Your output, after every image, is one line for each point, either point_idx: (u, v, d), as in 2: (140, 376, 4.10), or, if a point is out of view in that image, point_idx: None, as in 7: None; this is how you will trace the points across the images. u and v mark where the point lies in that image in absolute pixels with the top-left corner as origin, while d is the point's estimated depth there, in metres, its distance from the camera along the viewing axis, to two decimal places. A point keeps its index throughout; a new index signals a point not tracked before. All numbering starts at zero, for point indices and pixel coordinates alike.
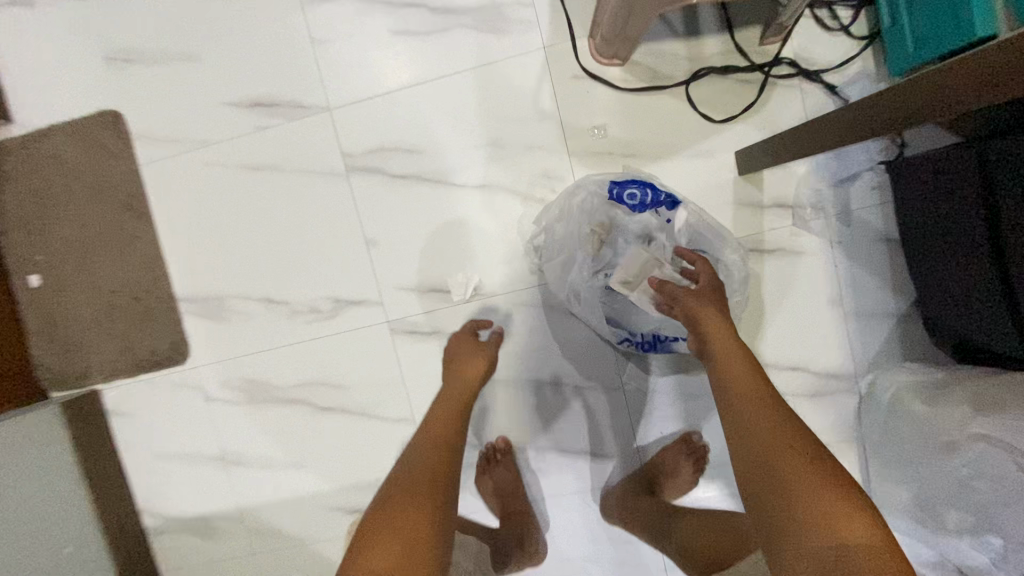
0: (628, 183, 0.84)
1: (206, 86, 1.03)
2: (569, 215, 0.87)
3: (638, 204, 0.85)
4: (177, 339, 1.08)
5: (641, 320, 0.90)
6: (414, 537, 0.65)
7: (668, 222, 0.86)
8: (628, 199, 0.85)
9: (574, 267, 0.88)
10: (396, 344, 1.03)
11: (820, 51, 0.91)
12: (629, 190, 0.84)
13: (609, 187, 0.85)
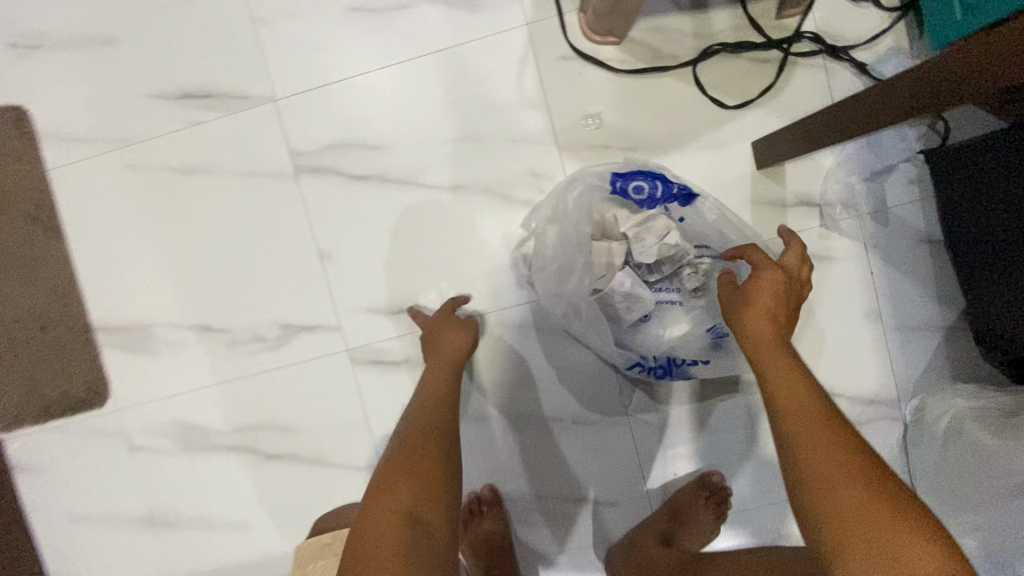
0: (634, 174, 0.71)
1: (127, 75, 0.87)
2: (561, 216, 0.74)
3: (647, 198, 0.73)
4: (94, 377, 0.90)
5: (651, 340, 0.75)
6: (426, 486, 0.54)
7: (679, 221, 0.74)
8: (635, 192, 0.72)
9: (573, 275, 0.73)
10: (358, 376, 0.86)
11: (845, 25, 0.79)
12: (635, 182, 0.71)
13: (611, 179, 0.72)
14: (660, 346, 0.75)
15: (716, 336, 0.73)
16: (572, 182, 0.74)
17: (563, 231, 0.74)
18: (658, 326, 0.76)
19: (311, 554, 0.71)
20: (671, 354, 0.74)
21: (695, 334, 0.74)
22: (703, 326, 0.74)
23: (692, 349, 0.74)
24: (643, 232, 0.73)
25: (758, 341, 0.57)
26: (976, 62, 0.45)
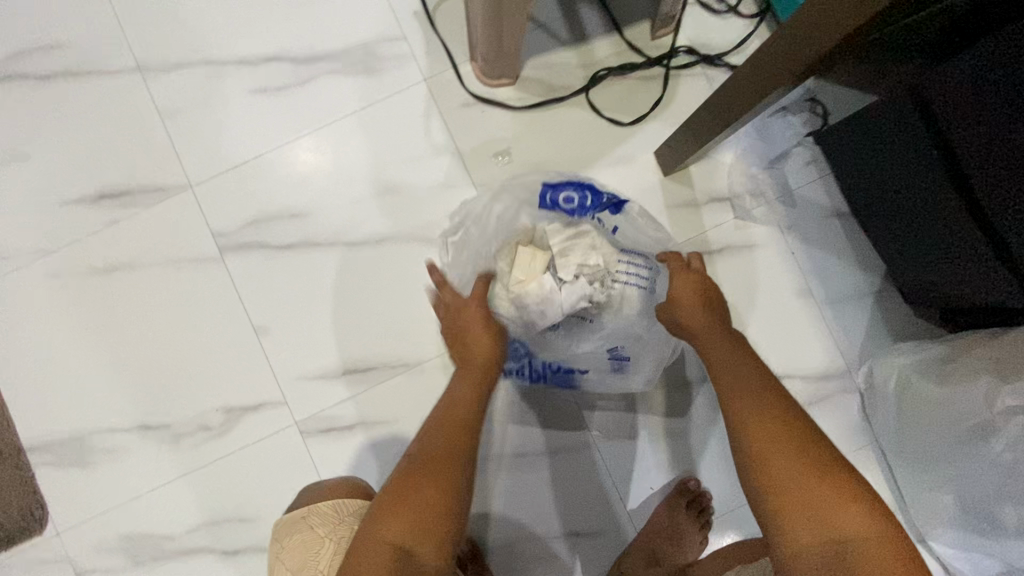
0: (563, 185, 0.70)
1: (39, 187, 0.87)
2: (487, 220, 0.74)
3: (577, 207, 0.71)
4: (26, 504, 0.83)
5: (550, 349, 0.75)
6: (424, 517, 0.50)
7: (612, 231, 0.74)
8: (564, 202, 0.71)
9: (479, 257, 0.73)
10: (312, 447, 0.83)
11: (714, 35, 0.86)
12: (564, 193, 0.70)
13: (541, 189, 0.70)
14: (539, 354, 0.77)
15: (614, 356, 0.76)
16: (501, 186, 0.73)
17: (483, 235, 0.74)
18: (563, 337, 0.74)
19: (285, 531, 0.66)
20: (550, 363, 0.77)
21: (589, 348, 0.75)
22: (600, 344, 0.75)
23: (577, 362, 0.77)
24: (568, 248, 0.69)
25: (705, 336, 0.64)
26: (823, 17, 0.50)
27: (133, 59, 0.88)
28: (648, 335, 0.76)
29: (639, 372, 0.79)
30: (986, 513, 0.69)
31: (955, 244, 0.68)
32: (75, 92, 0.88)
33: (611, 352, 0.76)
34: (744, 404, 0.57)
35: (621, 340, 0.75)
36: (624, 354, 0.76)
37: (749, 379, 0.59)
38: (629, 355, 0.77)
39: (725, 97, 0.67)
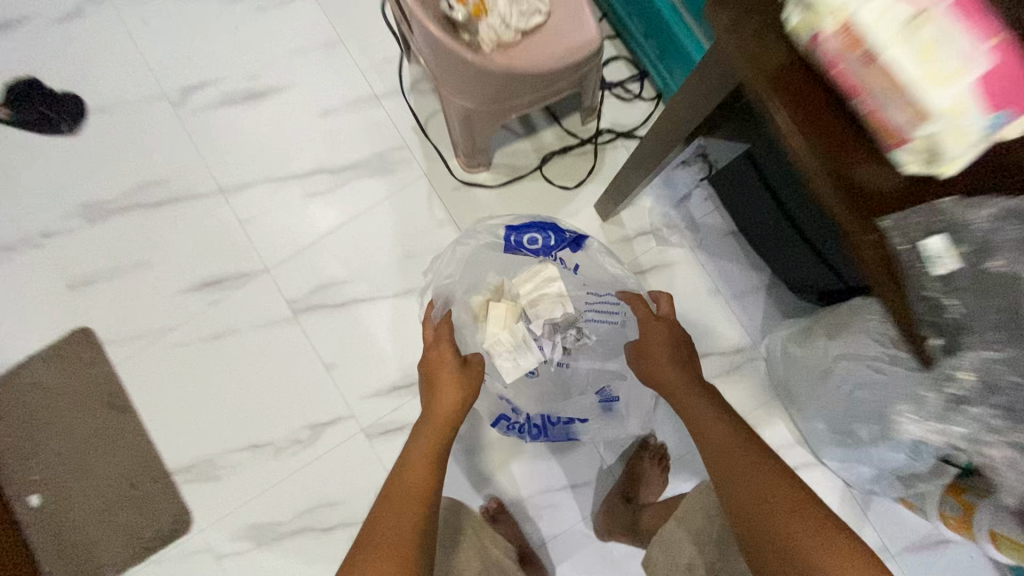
0: (526, 229, 0.92)
1: (159, 283, 1.22)
2: (465, 260, 0.95)
3: (539, 245, 0.92)
4: (177, 511, 1.17)
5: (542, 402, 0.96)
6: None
7: (574, 268, 0.94)
8: (529, 241, 0.92)
9: (457, 304, 0.93)
10: (376, 446, 1.16)
11: (627, 116, 1.19)
12: (527, 234, 0.92)
13: (507, 233, 0.93)
14: (542, 408, 0.96)
15: (601, 398, 0.97)
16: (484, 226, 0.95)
17: (466, 279, 0.95)
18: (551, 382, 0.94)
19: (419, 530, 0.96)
20: (554, 415, 0.96)
21: (586, 386, 0.96)
22: (591, 383, 0.96)
23: (576, 411, 0.97)
24: (537, 298, 0.90)
25: (652, 357, 0.83)
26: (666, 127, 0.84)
27: (216, 183, 1.23)
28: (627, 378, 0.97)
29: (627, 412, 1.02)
30: (847, 430, 1.00)
31: (789, 246, 1.00)
32: (177, 213, 1.23)
33: (601, 393, 0.96)
34: (691, 409, 0.76)
35: (605, 380, 0.96)
36: (613, 394, 0.97)
37: (687, 388, 0.78)
38: (617, 396, 0.97)
39: (630, 170, 1.01)
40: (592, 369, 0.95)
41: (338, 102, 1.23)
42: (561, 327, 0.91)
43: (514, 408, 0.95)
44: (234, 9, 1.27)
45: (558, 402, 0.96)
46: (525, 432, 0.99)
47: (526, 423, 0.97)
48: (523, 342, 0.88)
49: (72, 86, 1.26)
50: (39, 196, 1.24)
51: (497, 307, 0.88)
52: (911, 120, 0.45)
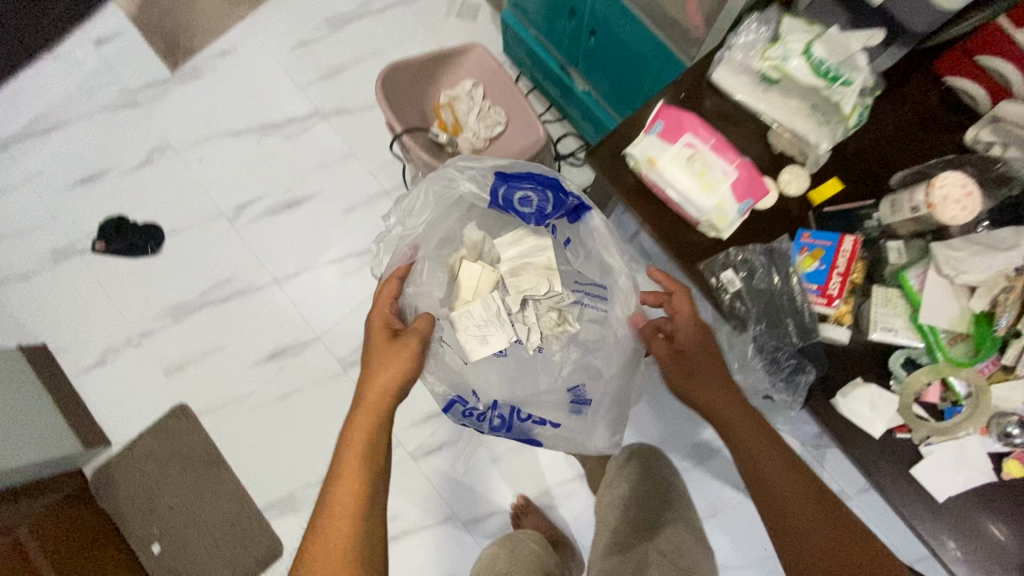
0: (526, 186, 0.93)
1: (235, 361, 1.55)
2: (446, 208, 1.01)
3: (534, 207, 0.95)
4: (270, 541, 1.45)
5: (515, 393, 0.98)
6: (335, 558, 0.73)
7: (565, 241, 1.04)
8: (524, 201, 0.94)
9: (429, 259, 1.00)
10: (421, 465, 1.45)
11: (581, 177, 1.52)
12: (526, 194, 0.93)
13: (506, 188, 0.93)
14: (509, 398, 0.98)
15: (573, 397, 0.99)
16: (468, 169, 0.98)
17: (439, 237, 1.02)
18: (525, 364, 1.02)
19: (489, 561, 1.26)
20: (521, 412, 0.97)
21: (552, 380, 1.01)
22: (563, 377, 1.01)
23: (544, 410, 0.98)
24: (522, 266, 1.03)
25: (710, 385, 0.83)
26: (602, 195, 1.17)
27: (272, 277, 1.58)
28: (599, 379, 0.99)
29: (595, 421, 1.00)
30: None
31: None
32: (244, 304, 1.57)
33: (572, 392, 0.99)
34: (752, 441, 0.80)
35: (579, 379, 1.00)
36: (583, 396, 0.98)
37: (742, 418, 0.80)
38: (589, 400, 0.99)
39: None
40: (574, 361, 1.02)
41: (357, 201, 1.60)
42: (539, 305, 1.04)
43: (471, 390, 0.97)
44: (267, 141, 1.64)
45: (524, 394, 0.99)
46: (482, 421, 0.97)
47: (489, 413, 0.96)
48: (495, 315, 0.99)
49: (149, 217, 1.63)
50: (136, 307, 1.59)
51: (474, 273, 1.03)
52: (699, 211, 0.70)
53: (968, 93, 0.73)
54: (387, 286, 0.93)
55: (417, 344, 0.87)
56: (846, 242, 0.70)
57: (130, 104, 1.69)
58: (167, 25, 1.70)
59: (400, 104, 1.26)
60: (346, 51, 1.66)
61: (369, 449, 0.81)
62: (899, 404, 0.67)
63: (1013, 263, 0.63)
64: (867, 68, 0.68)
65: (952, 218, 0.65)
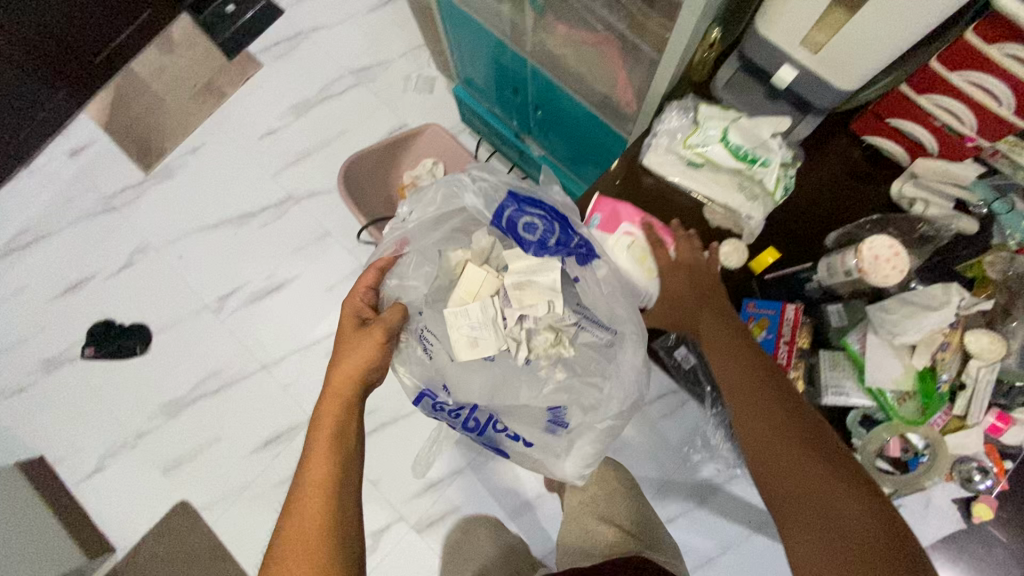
0: (532, 211, 0.76)
1: (231, 451, 1.56)
2: (453, 204, 0.84)
3: (534, 232, 0.76)
4: None
5: (498, 407, 0.84)
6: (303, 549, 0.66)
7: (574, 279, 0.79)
8: (526, 226, 0.76)
9: (427, 255, 0.87)
10: (425, 537, 1.45)
11: None
12: (528, 218, 0.76)
13: (509, 202, 0.77)
14: (491, 407, 0.83)
15: (555, 416, 0.83)
16: (481, 179, 0.82)
17: (441, 232, 0.87)
18: (511, 378, 0.84)
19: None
20: (497, 423, 0.85)
21: (533, 395, 0.83)
22: (544, 395, 0.83)
23: (520, 424, 0.85)
24: (525, 283, 0.81)
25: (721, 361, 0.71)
26: None
27: (260, 362, 1.60)
28: (588, 410, 0.82)
29: (571, 450, 0.85)
30: None
31: None
32: (235, 392, 1.59)
33: (551, 412, 0.83)
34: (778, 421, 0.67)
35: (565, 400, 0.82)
36: (562, 420, 0.82)
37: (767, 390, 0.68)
38: (569, 425, 0.83)
39: None
40: (563, 384, 0.83)
41: (337, 279, 1.63)
42: (541, 331, 0.83)
43: (445, 385, 0.83)
44: (244, 230, 1.68)
45: (505, 406, 0.84)
46: (454, 418, 0.86)
47: (463, 413, 0.83)
48: (489, 321, 0.82)
49: (136, 318, 1.66)
50: (130, 407, 1.61)
51: (472, 269, 0.84)
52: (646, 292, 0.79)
53: (888, 152, 0.77)
54: (365, 275, 0.84)
55: (385, 332, 0.79)
56: (790, 312, 0.73)
57: (108, 210, 1.73)
58: (138, 129, 1.76)
59: (365, 194, 1.34)
60: (312, 136, 1.72)
61: (336, 437, 0.75)
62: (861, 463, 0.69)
63: (945, 322, 0.65)
64: (781, 149, 0.73)
65: (884, 279, 0.68)
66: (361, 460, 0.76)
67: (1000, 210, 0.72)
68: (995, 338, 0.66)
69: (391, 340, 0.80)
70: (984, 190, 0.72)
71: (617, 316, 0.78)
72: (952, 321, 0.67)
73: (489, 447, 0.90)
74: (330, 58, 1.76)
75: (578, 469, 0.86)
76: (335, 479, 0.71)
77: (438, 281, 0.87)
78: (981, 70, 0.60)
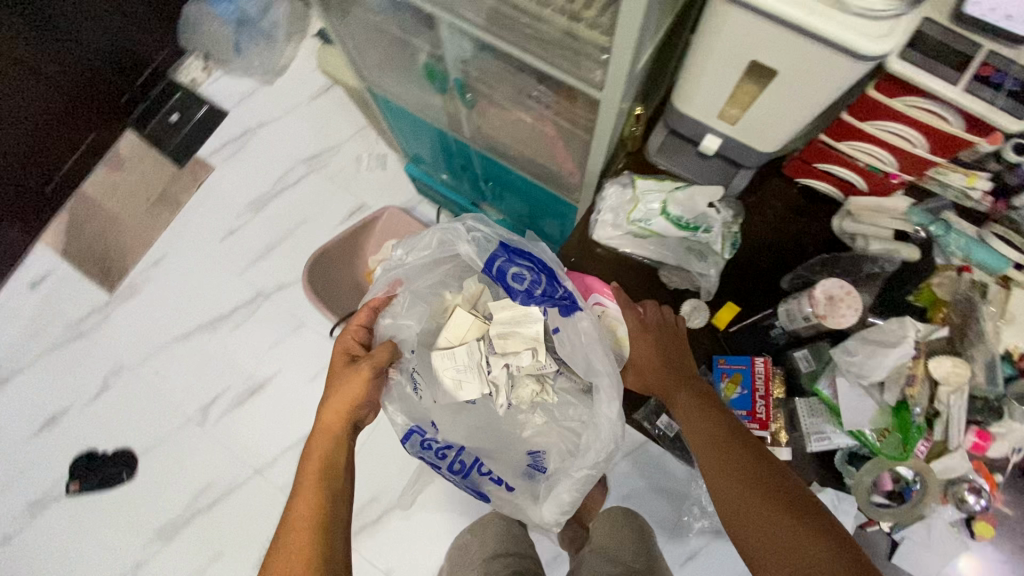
0: (521, 263, 0.90)
1: (236, 565, 1.51)
2: (445, 251, 0.98)
3: (524, 284, 0.90)
4: None
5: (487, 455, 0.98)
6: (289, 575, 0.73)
7: (554, 329, 0.91)
8: (515, 277, 0.90)
9: (420, 293, 1.00)
10: None
11: None
12: (516, 269, 0.90)
13: (499, 252, 0.91)
14: (475, 451, 0.97)
15: (533, 461, 0.97)
16: (473, 231, 0.94)
17: (434, 275, 1.02)
18: (493, 419, 0.99)
19: None
20: (480, 465, 0.97)
21: (515, 439, 0.99)
22: (525, 439, 0.99)
23: (502, 468, 0.99)
24: (509, 332, 0.96)
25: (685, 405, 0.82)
26: None
27: (253, 466, 1.57)
28: (565, 455, 0.96)
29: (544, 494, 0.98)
30: None
31: None
32: (230, 503, 1.55)
33: (531, 456, 0.98)
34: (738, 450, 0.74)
35: (544, 448, 0.98)
36: (540, 465, 0.97)
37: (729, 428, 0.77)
38: (545, 470, 0.97)
39: None
40: (542, 425, 1.00)
41: (318, 368, 1.61)
42: (525, 379, 0.98)
43: (432, 423, 0.96)
44: (217, 334, 1.67)
45: (488, 449, 0.98)
46: (439, 459, 0.97)
47: (449, 453, 0.96)
48: (475, 365, 0.95)
49: (119, 443, 1.62)
50: (124, 538, 1.55)
51: (461, 313, 0.98)
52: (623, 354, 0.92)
53: (823, 188, 1.01)
54: (359, 315, 0.96)
55: (371, 368, 0.88)
56: (758, 364, 0.95)
57: (77, 336, 1.70)
58: (97, 250, 1.74)
59: (331, 288, 1.33)
60: (274, 229, 1.72)
61: (326, 469, 0.84)
62: (860, 501, 0.88)
63: (900, 357, 0.84)
64: (720, 222, 0.92)
65: (841, 318, 0.83)
66: (347, 491, 0.84)
67: (937, 231, 0.92)
68: (955, 363, 0.85)
69: (378, 375, 0.89)
70: (919, 218, 0.93)
71: (594, 369, 0.87)
72: (913, 353, 0.87)
73: (467, 488, 1.01)
74: (280, 150, 1.78)
75: (553, 516, 0.98)
76: (322, 509, 0.79)
77: (432, 318, 1.02)
78: (884, 119, 0.78)
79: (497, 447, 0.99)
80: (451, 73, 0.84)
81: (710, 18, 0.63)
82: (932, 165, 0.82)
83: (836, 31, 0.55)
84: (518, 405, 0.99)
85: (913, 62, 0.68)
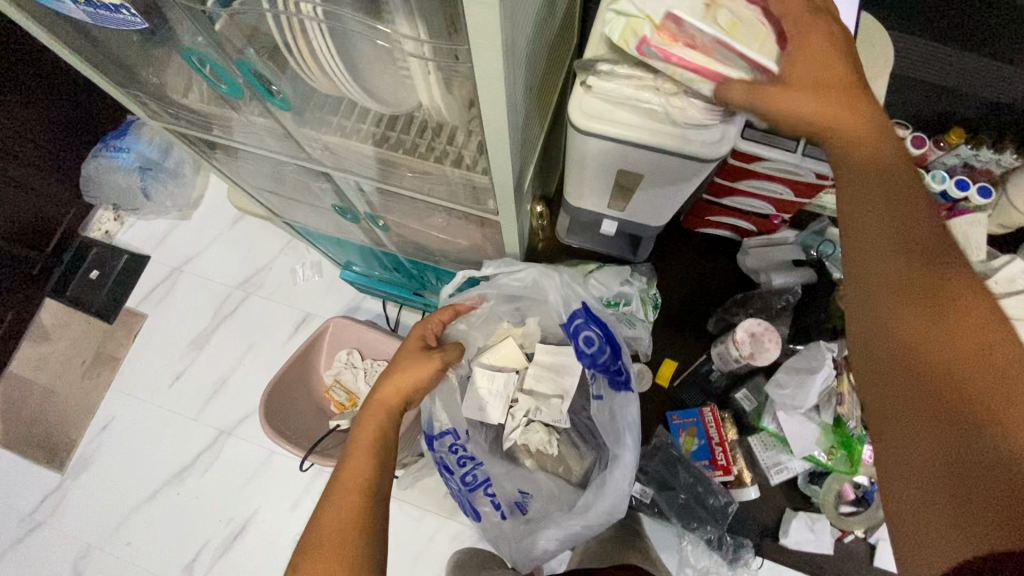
0: (598, 329, 0.92)
1: None
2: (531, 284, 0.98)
3: (591, 350, 0.92)
4: None
5: (506, 482, 0.97)
6: (331, 543, 0.69)
7: (597, 398, 0.92)
8: (586, 341, 0.92)
9: (494, 313, 1.02)
10: None
11: None
12: (589, 334, 0.92)
13: (581, 308, 0.92)
14: (489, 470, 0.97)
15: (520, 500, 0.96)
16: (571, 284, 0.95)
17: (515, 298, 1.01)
18: (507, 457, 1.00)
19: None
20: (490, 486, 0.96)
21: (515, 476, 0.98)
22: (522, 481, 0.97)
23: (502, 494, 0.96)
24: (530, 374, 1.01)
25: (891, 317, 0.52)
26: None
27: None
28: (556, 508, 0.95)
29: (521, 534, 0.93)
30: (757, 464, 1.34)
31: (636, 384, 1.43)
32: None
33: (521, 495, 0.97)
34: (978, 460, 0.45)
35: (531, 491, 0.97)
36: (524, 507, 0.96)
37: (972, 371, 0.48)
38: (527, 512, 0.95)
39: None
40: (545, 480, 0.98)
41: (299, 494, 1.56)
42: (537, 425, 1.00)
43: (467, 431, 0.97)
44: (186, 485, 1.60)
45: (498, 471, 0.97)
46: (454, 461, 0.96)
47: (470, 462, 0.96)
48: (502, 395, 0.99)
49: None
50: None
51: (507, 342, 1.01)
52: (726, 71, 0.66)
53: (720, 234, 1.31)
54: (443, 311, 0.95)
55: (444, 362, 0.90)
56: (705, 414, 1.20)
57: (33, 528, 1.59)
58: (38, 431, 1.65)
59: (289, 413, 1.30)
60: (221, 361, 1.69)
61: (379, 436, 0.82)
62: (829, 516, 1.16)
63: (827, 376, 1.09)
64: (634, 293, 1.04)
65: (768, 351, 1.07)
66: (392, 470, 0.81)
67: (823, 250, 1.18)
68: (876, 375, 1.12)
69: (444, 370, 0.91)
70: (806, 241, 1.20)
71: (621, 442, 0.89)
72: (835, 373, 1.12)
73: (456, 497, 0.96)
74: (210, 280, 1.76)
75: (524, 561, 0.93)
76: (378, 478, 0.77)
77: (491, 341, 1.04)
78: (749, 180, 1.02)
79: (506, 474, 0.98)
80: (360, 209, 0.88)
81: (575, 145, 0.83)
82: (799, 204, 1.06)
83: (672, 147, 0.76)
84: (522, 446, 1.00)
85: (756, 138, 0.91)
